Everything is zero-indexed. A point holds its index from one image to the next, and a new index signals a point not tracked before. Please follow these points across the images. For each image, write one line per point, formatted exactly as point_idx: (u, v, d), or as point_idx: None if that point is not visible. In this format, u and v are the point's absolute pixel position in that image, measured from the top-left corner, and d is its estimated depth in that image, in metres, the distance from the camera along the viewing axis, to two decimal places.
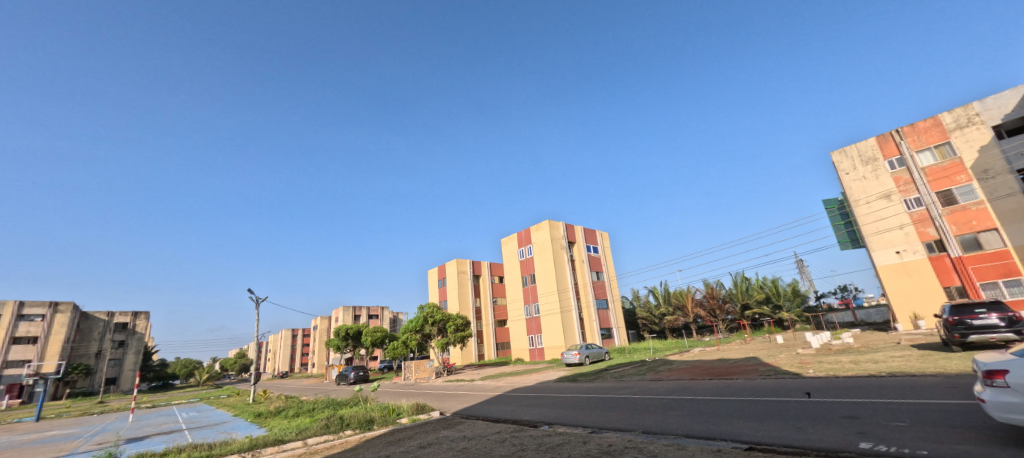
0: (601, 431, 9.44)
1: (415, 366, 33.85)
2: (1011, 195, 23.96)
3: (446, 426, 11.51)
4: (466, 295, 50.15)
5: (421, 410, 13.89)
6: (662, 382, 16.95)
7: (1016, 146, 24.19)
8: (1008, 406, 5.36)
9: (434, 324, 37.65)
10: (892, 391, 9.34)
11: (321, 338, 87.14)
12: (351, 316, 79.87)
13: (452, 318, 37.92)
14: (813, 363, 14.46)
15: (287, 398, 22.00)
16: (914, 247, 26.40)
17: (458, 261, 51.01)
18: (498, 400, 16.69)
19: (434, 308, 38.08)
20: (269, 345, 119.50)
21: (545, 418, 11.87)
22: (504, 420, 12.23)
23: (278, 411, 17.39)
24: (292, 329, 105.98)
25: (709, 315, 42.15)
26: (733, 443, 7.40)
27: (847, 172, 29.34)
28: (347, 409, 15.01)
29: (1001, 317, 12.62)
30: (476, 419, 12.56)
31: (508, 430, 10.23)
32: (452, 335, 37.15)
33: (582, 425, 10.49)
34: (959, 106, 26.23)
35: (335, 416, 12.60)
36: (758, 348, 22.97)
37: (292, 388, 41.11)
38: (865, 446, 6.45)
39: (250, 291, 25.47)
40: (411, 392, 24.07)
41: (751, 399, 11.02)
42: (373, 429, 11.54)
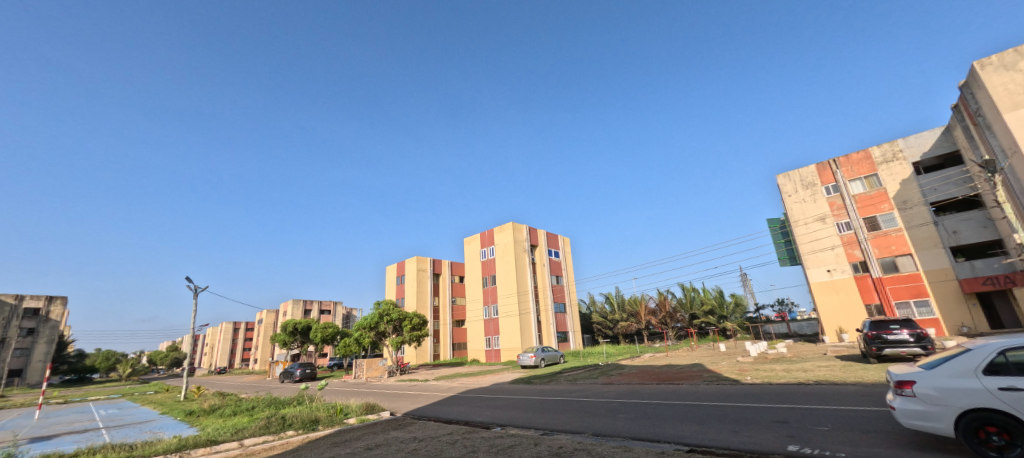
0: (553, 433, 9.66)
1: (367, 364, 33.09)
2: (925, 225, 26.53)
3: (396, 427, 11.41)
4: (424, 293, 49.56)
5: (371, 411, 13.62)
6: (613, 385, 17.57)
7: (931, 182, 26.77)
8: (914, 413, 5.97)
9: (389, 322, 36.73)
10: (819, 398, 10.16)
11: (265, 333, 83.40)
12: (301, 311, 77.02)
13: (408, 316, 37.20)
14: (751, 370, 15.45)
15: (223, 395, 20.92)
16: (842, 266, 28.64)
17: (418, 258, 50.32)
18: (451, 401, 16.61)
19: (391, 306, 37.24)
20: (206, 338, 112.99)
21: (497, 419, 11.98)
22: (456, 421, 12.25)
23: (212, 409, 16.50)
24: (235, 322, 100.70)
25: (660, 324, 43.64)
26: (676, 446, 7.82)
27: (790, 195, 31.42)
28: (289, 408, 14.54)
29: (911, 333, 13.93)
30: (429, 420, 12.54)
31: (460, 432, 10.24)
32: (407, 334, 36.43)
33: (534, 427, 10.69)
34: (886, 142, 28.72)
35: (277, 415, 12.19)
36: (704, 355, 24.17)
37: (230, 384, 39.03)
38: (792, 448, 7.02)
39: (188, 281, 22.93)
40: (360, 392, 23.60)
41: (693, 404, 11.70)
42: (317, 429, 11.24)
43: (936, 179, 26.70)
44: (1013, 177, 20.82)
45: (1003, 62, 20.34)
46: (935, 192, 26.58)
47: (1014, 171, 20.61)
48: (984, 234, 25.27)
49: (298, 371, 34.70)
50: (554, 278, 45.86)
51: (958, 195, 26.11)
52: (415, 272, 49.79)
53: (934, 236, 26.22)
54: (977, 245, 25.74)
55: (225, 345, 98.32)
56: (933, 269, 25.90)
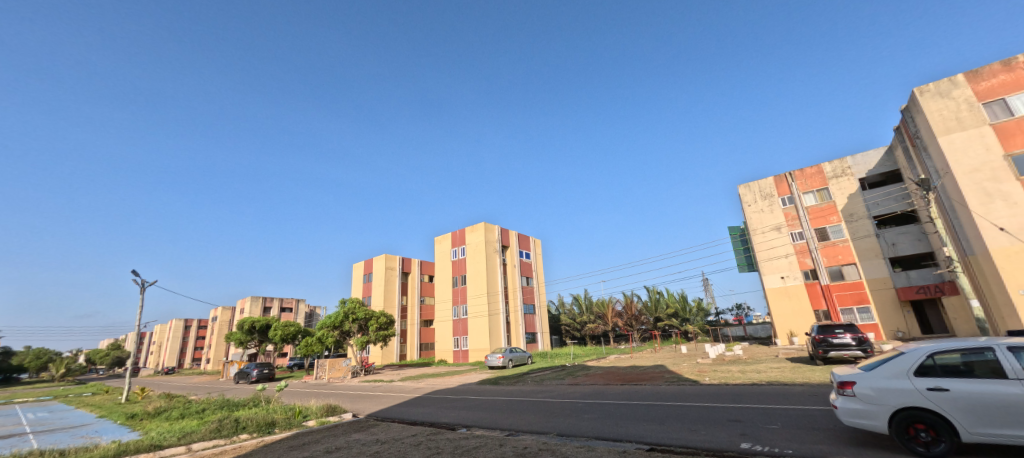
0: (518, 434, 9.79)
1: (329, 364, 32.30)
2: (868, 236, 28.32)
3: (358, 429, 11.24)
4: (392, 292, 48.75)
5: (331, 413, 13.36)
6: (578, 386, 17.90)
7: (875, 197, 28.58)
8: (853, 411, 6.37)
9: (354, 321, 35.94)
10: (771, 398, 10.73)
11: (220, 331, 79.87)
12: (260, 308, 74.26)
13: (375, 315, 36.56)
14: (710, 371, 16.11)
15: (170, 397, 19.90)
16: (795, 273, 30.21)
17: (387, 256, 49.50)
18: (417, 402, 16.47)
19: (357, 304, 36.46)
20: (153, 335, 107.03)
21: (463, 420, 12.00)
22: (421, 422, 12.19)
23: (157, 412, 15.70)
24: (186, 319, 96.13)
25: (626, 326, 44.82)
26: (637, 444, 8.08)
27: (750, 204, 32.91)
28: (243, 410, 14.04)
29: (853, 337, 14.88)
30: (392, 421, 12.42)
31: (425, 433, 10.21)
32: (373, 334, 35.74)
33: (499, 427, 10.78)
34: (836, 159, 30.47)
35: (230, 418, 11.76)
36: (666, 357, 24.93)
37: (180, 385, 37.14)
38: (745, 445, 7.40)
39: (135, 275, 23.25)
40: (321, 393, 23.00)
41: (655, 403, 12.11)
42: (273, 432, 10.93)
43: (879, 195, 28.51)
44: (945, 196, 22.58)
45: (939, 90, 22.03)
46: (877, 207, 28.41)
47: (945, 191, 22.35)
48: (919, 247, 27.14)
49: (255, 371, 33.39)
50: (524, 279, 46.13)
51: (897, 210, 27.88)
52: (383, 270, 48.89)
53: (876, 247, 28.03)
54: (913, 257, 27.67)
55: (174, 344, 93.43)
56: (874, 277, 27.69)
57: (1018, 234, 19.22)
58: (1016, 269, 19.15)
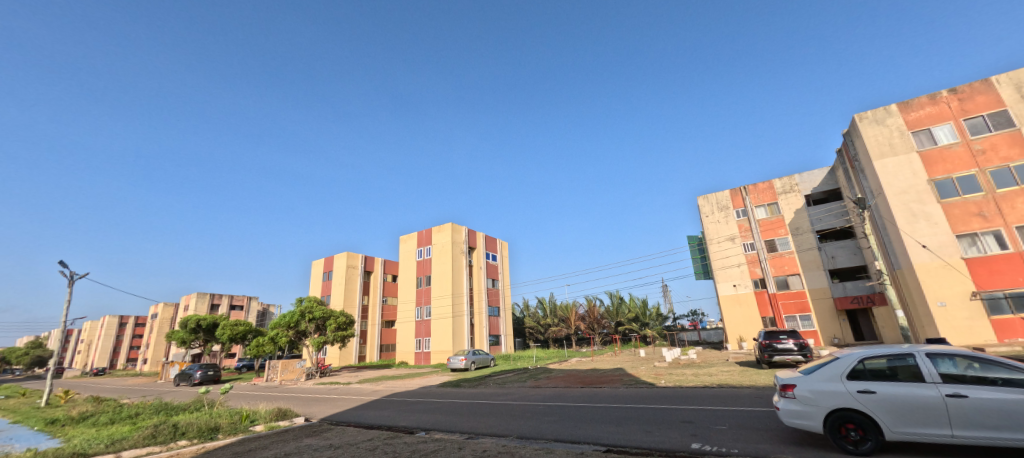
0: (477, 437, 9.84)
1: (282, 366, 31.06)
2: (811, 249, 30.18)
3: (311, 433, 10.94)
4: (353, 291, 47.59)
5: (281, 417, 12.93)
6: (540, 389, 18.11)
7: (819, 213, 30.48)
8: (793, 413, 6.82)
9: (311, 321, 34.75)
10: (721, 400, 11.29)
11: (161, 329, 75.15)
12: (207, 305, 70.50)
13: (333, 315, 35.57)
14: (665, 374, 16.73)
15: (99, 401, 18.58)
16: (746, 282, 31.82)
17: (349, 255, 48.29)
18: (375, 405, 16.16)
19: (314, 303, 35.32)
20: (84, 333, 99.10)
21: (422, 424, 11.92)
22: (378, 426, 12.01)
23: (83, 418, 14.64)
24: (121, 316, 90.17)
25: (588, 329, 45.71)
26: (594, 446, 8.32)
27: (708, 215, 34.39)
28: (183, 415, 13.34)
29: (795, 342, 15.86)
30: (348, 425, 12.17)
31: (381, 438, 10.07)
32: (330, 334, 34.68)
33: (459, 430, 10.77)
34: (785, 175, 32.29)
35: (168, 423, 11.21)
36: (625, 360, 25.62)
37: (113, 387, 34.61)
38: (695, 446, 7.76)
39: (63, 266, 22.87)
40: (272, 396, 22.10)
41: (612, 405, 12.47)
42: (216, 438, 10.48)
43: (822, 211, 30.42)
44: (878, 215, 24.49)
45: (876, 117, 23.83)
46: (820, 222, 30.31)
47: (878, 210, 24.24)
48: (855, 260, 29.17)
49: (199, 373, 31.52)
50: (490, 281, 46.13)
51: (837, 225, 29.85)
52: (345, 269, 47.71)
53: (818, 259, 29.92)
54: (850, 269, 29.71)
55: (108, 342, 87.07)
56: (815, 288, 29.54)
57: (938, 251, 21.16)
58: (935, 283, 21.11)
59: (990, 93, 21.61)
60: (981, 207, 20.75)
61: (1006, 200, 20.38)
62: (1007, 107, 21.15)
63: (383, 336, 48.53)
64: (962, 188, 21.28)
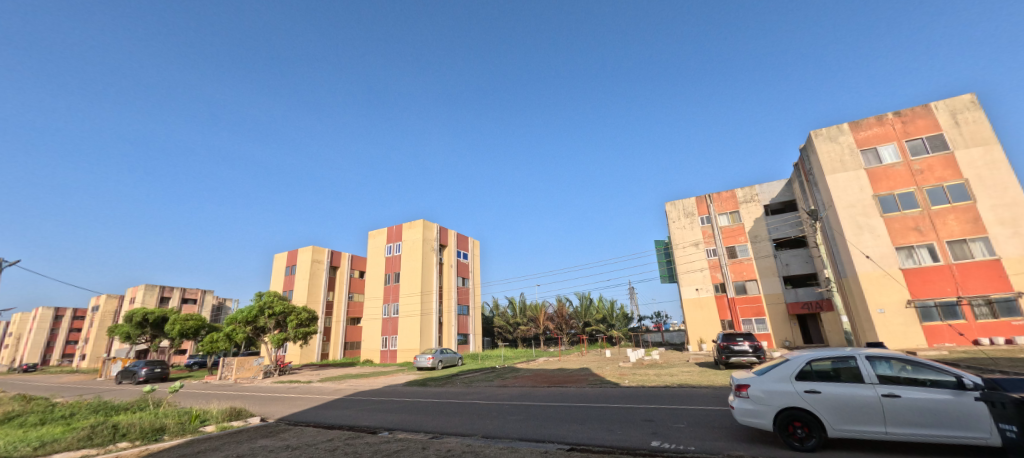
0: (442, 436, 9.84)
1: (237, 363, 29.79)
2: (768, 256, 31.58)
3: (266, 434, 10.63)
4: (318, 287, 46.32)
5: (235, 417, 12.48)
6: (507, 388, 18.23)
7: (776, 222, 31.92)
8: (747, 411, 7.18)
9: (270, 317, 33.46)
10: (681, 399, 11.73)
11: (104, 322, 70.69)
12: (156, 298, 66.86)
13: (295, 311, 34.46)
14: (629, 374, 17.20)
15: (29, 399, 17.31)
16: (707, 286, 33.04)
17: (314, 249, 47.01)
18: (336, 405, 15.83)
19: (274, 298, 33.93)
20: (13, 325, 91.79)
21: (385, 424, 11.79)
22: (339, 426, 11.78)
23: (10, 418, 13.62)
24: (55, 308, 84.24)
25: (556, 329, 46.36)
26: (558, 445, 8.50)
27: (675, 221, 35.48)
28: (123, 415, 12.62)
29: (750, 344, 16.63)
30: (307, 425, 11.88)
31: (342, 438, 9.91)
32: (291, 331, 33.60)
33: (423, 430, 10.74)
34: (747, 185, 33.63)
35: (107, 424, 10.65)
36: (591, 360, 26.07)
37: (48, 385, 32.32)
38: (655, 443, 8.05)
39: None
40: (225, 394, 21.22)
41: (577, 405, 12.71)
42: (161, 440, 10.02)
43: (779, 220, 31.88)
44: (828, 226, 25.97)
45: (829, 134, 25.28)
46: (777, 231, 31.76)
47: (829, 222, 25.72)
48: (807, 267, 30.77)
49: (144, 371, 30.05)
50: (460, 280, 45.93)
51: (792, 234, 31.42)
52: (309, 263, 46.41)
53: (773, 266, 31.37)
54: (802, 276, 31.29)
55: (41, 336, 81.25)
56: (770, 293, 30.97)
57: (879, 262, 22.64)
58: (876, 292, 22.59)
59: (929, 117, 23.23)
60: (917, 222, 22.38)
61: (939, 217, 22.04)
62: (942, 131, 22.83)
63: (348, 333, 47.29)
64: (901, 204, 22.88)
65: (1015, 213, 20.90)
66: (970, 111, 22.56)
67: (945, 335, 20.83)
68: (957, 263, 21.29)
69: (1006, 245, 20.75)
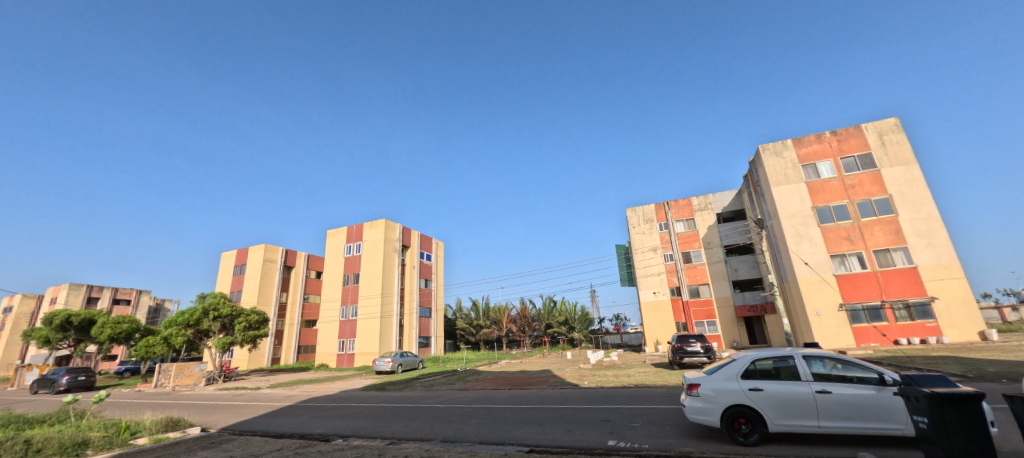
0: (399, 442, 9.74)
1: (175, 370, 28.01)
2: (719, 262, 33.18)
3: (208, 445, 10.13)
4: (269, 288, 44.39)
5: (171, 428, 11.80)
6: (468, 391, 18.19)
7: (727, 229, 33.63)
8: (697, 409, 7.54)
9: (215, 319, 31.53)
10: (637, 398, 12.16)
11: (19, 324, 64.51)
12: (82, 299, 61.70)
13: (243, 313, 32.76)
14: (588, 375, 17.60)
15: None
16: (664, 289, 34.29)
17: (267, 248, 45.08)
18: (287, 412, 15.24)
19: (220, 300, 31.98)
20: None
21: (339, 431, 11.51)
22: (289, 434, 11.37)
23: None
24: None
25: (519, 331, 46.56)
26: (517, 447, 8.61)
27: (635, 226, 36.53)
28: (39, 429, 11.58)
29: (702, 345, 17.43)
30: (254, 435, 11.39)
31: (293, 447, 9.60)
32: (239, 334, 31.99)
33: (380, 436, 10.57)
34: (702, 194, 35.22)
35: (18, 439, 9.76)
36: (552, 362, 26.41)
37: None
38: (611, 443, 8.32)
39: None
40: (162, 403, 19.86)
41: (537, 406, 12.89)
42: (85, 455, 9.31)
43: (730, 228, 33.60)
44: (773, 234, 27.60)
45: (775, 149, 26.90)
46: (728, 237, 33.45)
47: (773, 230, 27.32)
48: (753, 272, 32.57)
49: (65, 379, 27.56)
50: (423, 281, 45.38)
51: (741, 241, 33.17)
52: (262, 263, 44.38)
53: (724, 271, 32.99)
54: (749, 280, 33.08)
55: None
56: (721, 296, 32.55)
57: (816, 268, 24.30)
58: (812, 295, 24.22)
59: (860, 137, 25.21)
60: (849, 232, 24.25)
61: (867, 228, 23.97)
62: (871, 150, 24.84)
63: (303, 337, 46.15)
64: (836, 215, 24.69)
65: (929, 226, 23.12)
66: (895, 133, 24.70)
67: (870, 336, 22.70)
68: (882, 270, 23.23)
69: (921, 255, 22.86)
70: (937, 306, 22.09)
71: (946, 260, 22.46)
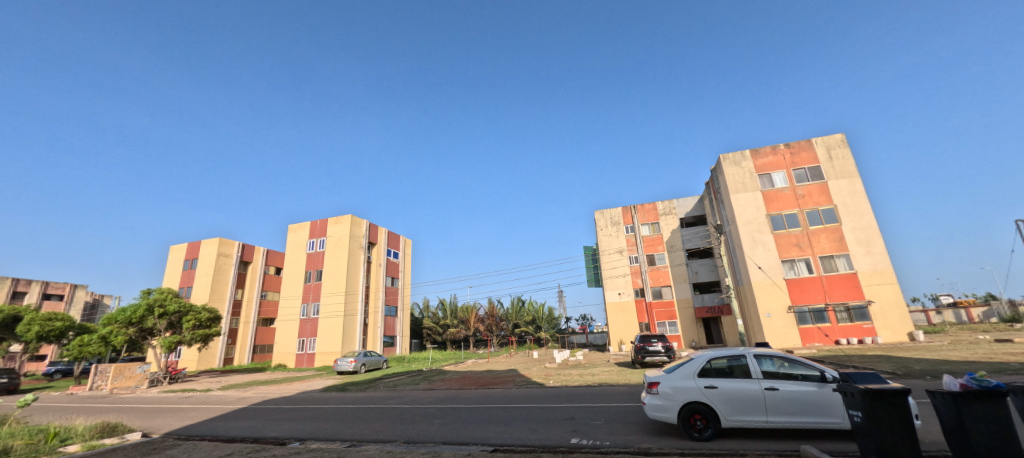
0: (360, 444, 9.58)
1: (114, 371, 26.30)
2: (681, 265, 34.32)
3: (152, 452, 9.62)
4: (223, 284, 42.48)
5: (108, 434, 11.11)
6: (433, 391, 18.05)
7: (689, 233, 34.87)
8: (657, 406, 7.82)
9: (161, 317, 29.70)
10: (600, 397, 12.46)
11: None
12: (8, 293, 56.82)
13: (193, 310, 30.98)
14: (554, 375, 17.84)
15: None
16: (629, 290, 35.17)
17: (222, 241, 43.17)
18: (240, 415, 14.66)
19: (167, 296, 30.19)
20: None
21: (296, 433, 11.21)
22: (241, 438, 10.95)
23: None
24: None
25: (486, 330, 46.38)
26: (481, 447, 8.67)
27: (602, 228, 37.29)
28: None
29: (663, 345, 18.00)
30: (202, 439, 10.91)
31: (246, 451, 9.27)
32: (187, 333, 30.15)
33: (340, 438, 10.36)
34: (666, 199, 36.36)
35: None
36: (519, 361, 26.57)
37: None
38: (574, 440, 8.51)
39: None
40: (100, 407, 18.65)
41: (502, 406, 12.97)
42: None
43: (691, 233, 34.83)
44: (731, 239, 28.83)
45: (734, 159, 28.11)
46: (690, 241, 34.66)
47: (731, 235, 28.55)
48: (712, 275, 33.89)
49: None
50: (389, 279, 44.66)
51: (701, 246, 34.46)
52: (215, 257, 42.51)
53: (685, 273, 34.13)
54: (708, 283, 34.41)
55: None
56: (682, 298, 33.68)
57: (769, 272, 25.59)
58: (764, 298, 25.51)
59: (810, 151, 26.75)
60: (798, 239, 25.67)
61: (815, 235, 25.44)
62: (820, 163, 26.38)
63: (258, 336, 44.42)
64: (787, 223, 26.08)
65: (868, 235, 24.80)
66: (841, 148, 26.34)
67: (815, 336, 24.11)
68: (827, 275, 24.72)
69: (861, 261, 24.51)
70: (873, 309, 23.69)
71: (882, 267, 24.15)
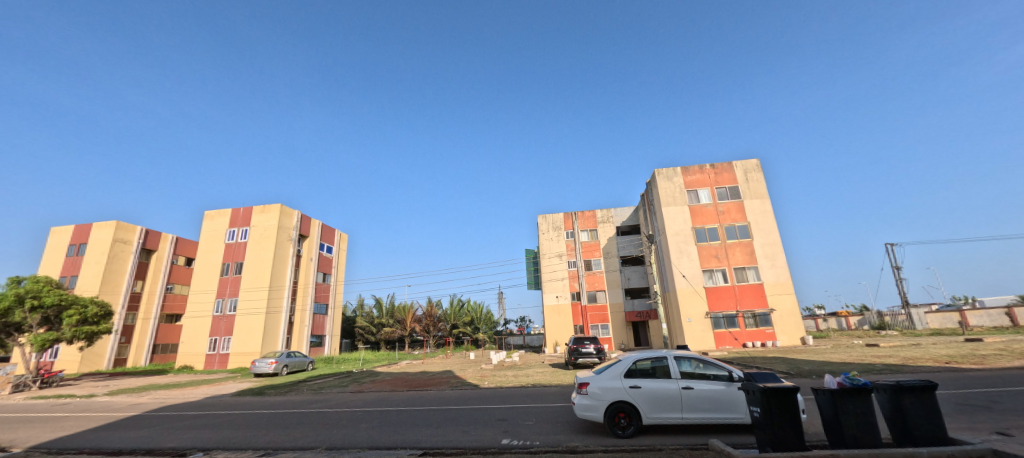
0: (275, 452, 9.06)
1: None
2: (615, 271, 35.97)
3: None
4: (118, 274, 38.15)
5: None
6: (362, 393, 17.45)
7: (624, 241, 36.67)
8: (586, 406, 8.17)
9: (34, 311, 25.81)
10: (533, 398, 12.76)
11: None
12: None
13: (77, 304, 27.51)
14: (489, 376, 17.95)
15: None
16: (566, 293, 36.22)
17: (119, 226, 38.81)
18: (135, 424, 13.24)
19: (44, 287, 26.27)
20: None
21: (199, 444, 10.34)
22: (132, 451, 9.90)
23: None
24: None
25: (423, 331, 45.54)
26: (409, 450, 8.55)
27: (544, 232, 38.17)
28: None
29: (595, 347, 18.76)
30: (81, 453, 9.73)
31: None
32: (68, 330, 26.76)
33: (252, 447, 9.71)
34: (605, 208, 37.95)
35: None
36: (454, 363, 26.38)
37: None
38: (505, 441, 8.68)
39: None
40: None
41: (433, 408, 12.85)
42: None
43: (626, 241, 36.65)
44: (660, 249, 30.70)
45: (667, 174, 30.01)
46: (625, 249, 36.44)
47: (660, 245, 30.43)
48: (643, 282, 35.81)
49: None
50: (320, 275, 42.56)
51: (635, 254, 36.34)
52: (110, 243, 38.10)
53: (618, 279, 35.79)
54: (638, 289, 36.30)
55: None
56: (615, 302, 35.29)
57: (691, 280, 27.57)
58: (686, 304, 27.42)
59: (730, 172, 29.25)
60: (717, 251, 27.93)
61: (731, 249, 27.83)
62: (738, 184, 28.94)
63: (159, 335, 40.36)
64: (709, 236, 28.29)
65: (774, 250, 27.50)
66: (756, 172, 29.07)
67: (726, 340, 26.31)
68: (739, 285, 27.10)
69: (767, 273, 27.13)
70: (775, 316, 26.31)
71: (783, 279, 26.90)
